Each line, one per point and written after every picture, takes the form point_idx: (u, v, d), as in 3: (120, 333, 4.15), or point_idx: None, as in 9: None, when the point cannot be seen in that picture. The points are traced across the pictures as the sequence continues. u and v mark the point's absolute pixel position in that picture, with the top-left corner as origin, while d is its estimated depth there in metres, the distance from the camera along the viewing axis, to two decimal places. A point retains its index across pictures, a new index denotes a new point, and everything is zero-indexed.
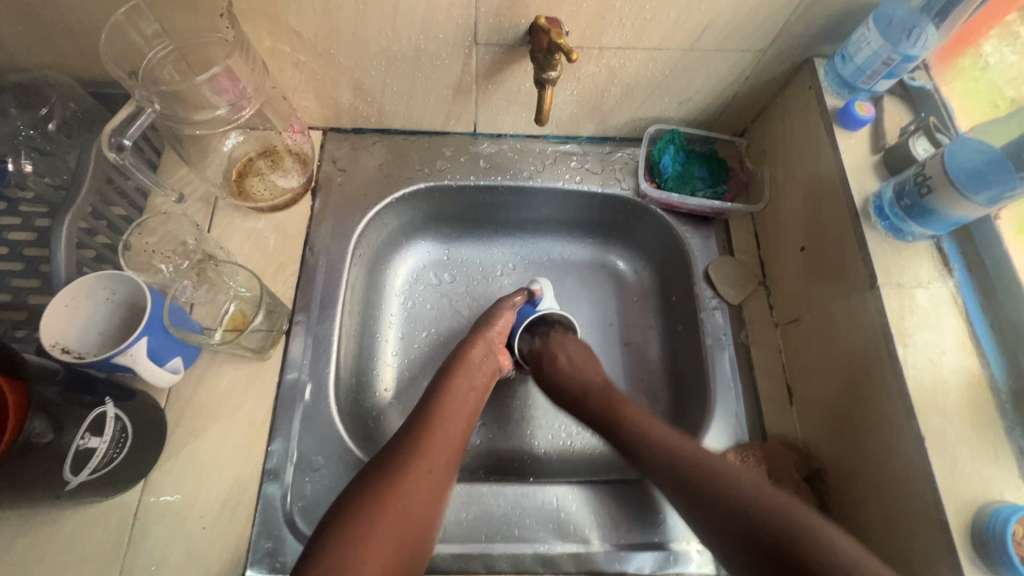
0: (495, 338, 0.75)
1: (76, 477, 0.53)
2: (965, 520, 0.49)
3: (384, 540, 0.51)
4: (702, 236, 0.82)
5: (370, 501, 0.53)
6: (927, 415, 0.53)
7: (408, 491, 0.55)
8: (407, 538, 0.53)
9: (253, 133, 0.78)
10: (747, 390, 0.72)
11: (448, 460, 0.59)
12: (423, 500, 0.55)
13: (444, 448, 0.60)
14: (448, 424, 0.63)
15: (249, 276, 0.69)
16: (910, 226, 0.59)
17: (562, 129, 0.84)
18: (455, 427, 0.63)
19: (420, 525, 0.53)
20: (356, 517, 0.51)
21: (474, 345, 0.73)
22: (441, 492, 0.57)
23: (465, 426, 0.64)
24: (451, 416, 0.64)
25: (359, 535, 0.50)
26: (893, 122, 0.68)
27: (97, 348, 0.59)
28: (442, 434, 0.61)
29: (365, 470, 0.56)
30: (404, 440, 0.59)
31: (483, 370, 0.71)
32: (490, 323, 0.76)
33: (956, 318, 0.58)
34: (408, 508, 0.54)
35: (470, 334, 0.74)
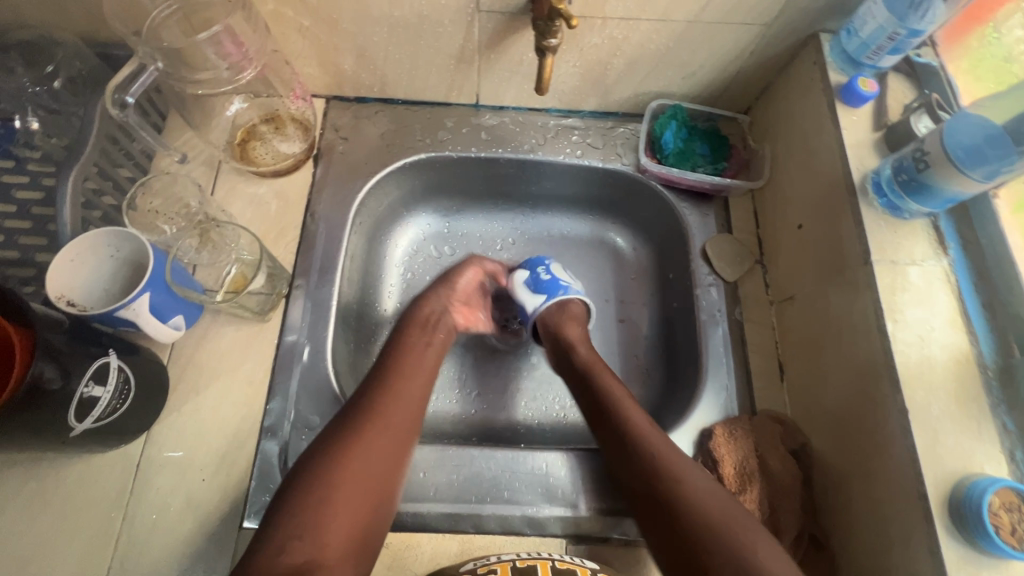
0: (459, 291, 0.77)
1: (80, 423, 0.55)
2: (943, 491, 0.50)
3: (347, 497, 0.52)
4: (701, 213, 0.82)
5: (331, 455, 0.54)
6: (913, 389, 0.54)
7: (370, 449, 0.55)
8: (371, 495, 0.54)
9: (256, 100, 0.80)
10: (739, 365, 0.73)
11: (407, 418, 0.60)
12: (383, 457, 0.56)
13: (403, 406, 0.61)
14: (403, 382, 0.63)
15: (251, 240, 0.70)
16: (907, 203, 0.59)
17: (564, 102, 0.84)
18: (414, 384, 0.64)
19: (379, 483, 0.54)
20: (319, 472, 0.52)
21: (428, 302, 0.74)
22: (402, 452, 0.58)
23: (424, 381, 0.65)
24: (410, 374, 0.64)
25: (324, 492, 0.51)
26: (897, 100, 0.67)
27: (103, 303, 0.60)
28: (401, 394, 0.62)
29: (328, 430, 0.57)
30: (364, 399, 0.60)
31: (440, 326, 0.73)
32: (453, 278, 0.77)
33: (948, 296, 0.58)
34: (369, 464, 0.55)
35: (431, 290, 0.75)
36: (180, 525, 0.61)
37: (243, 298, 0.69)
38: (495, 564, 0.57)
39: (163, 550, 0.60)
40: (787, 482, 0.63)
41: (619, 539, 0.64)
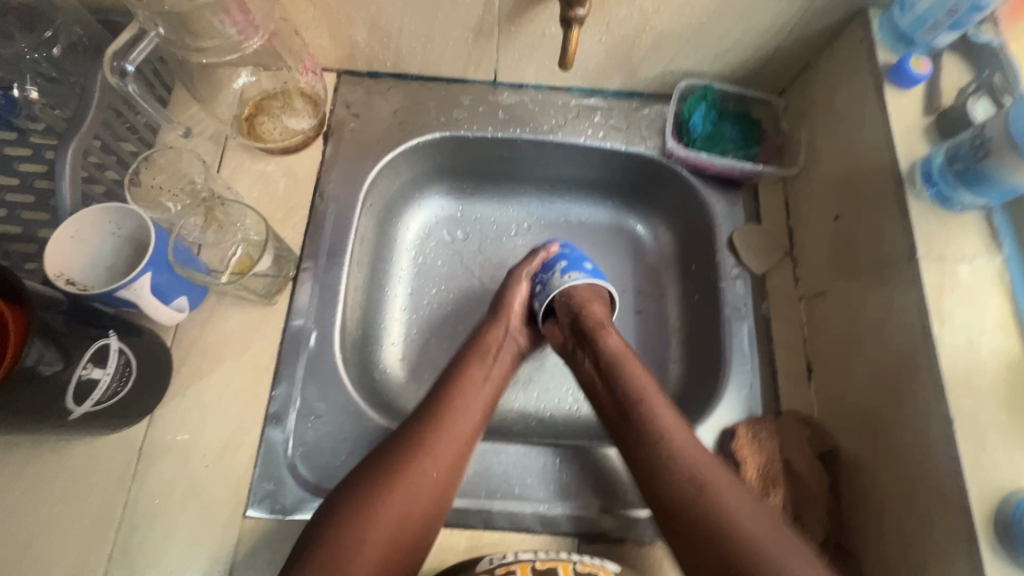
0: (514, 313, 0.74)
1: (78, 407, 0.53)
2: (988, 506, 0.47)
3: (378, 544, 0.52)
4: (729, 201, 0.77)
5: (363, 496, 0.54)
6: (959, 396, 0.50)
7: (408, 493, 0.55)
8: (402, 543, 0.53)
9: (266, 72, 0.76)
10: (765, 363, 0.70)
11: (454, 457, 0.59)
12: (422, 500, 0.55)
13: (452, 444, 0.59)
14: (460, 420, 0.61)
15: (258, 219, 0.67)
16: (960, 195, 0.54)
17: (586, 81, 0.80)
18: (469, 419, 0.62)
19: (416, 527, 0.54)
20: (352, 514, 0.53)
21: (498, 323, 0.73)
22: (446, 492, 0.57)
23: (479, 415, 0.63)
24: (463, 407, 0.62)
25: (355, 538, 0.52)
26: (950, 83, 0.62)
27: (105, 282, 0.58)
28: (453, 431, 0.60)
29: (373, 460, 0.57)
30: (413, 434, 0.59)
31: (502, 357, 0.70)
32: (512, 298, 0.75)
33: (1000, 296, 0.54)
34: (401, 509, 0.54)
35: (490, 317, 0.73)
36: (183, 511, 0.60)
37: (249, 280, 0.66)
38: (514, 564, 0.54)
39: (166, 537, 0.59)
40: (813, 489, 0.60)
41: (633, 540, 0.61)
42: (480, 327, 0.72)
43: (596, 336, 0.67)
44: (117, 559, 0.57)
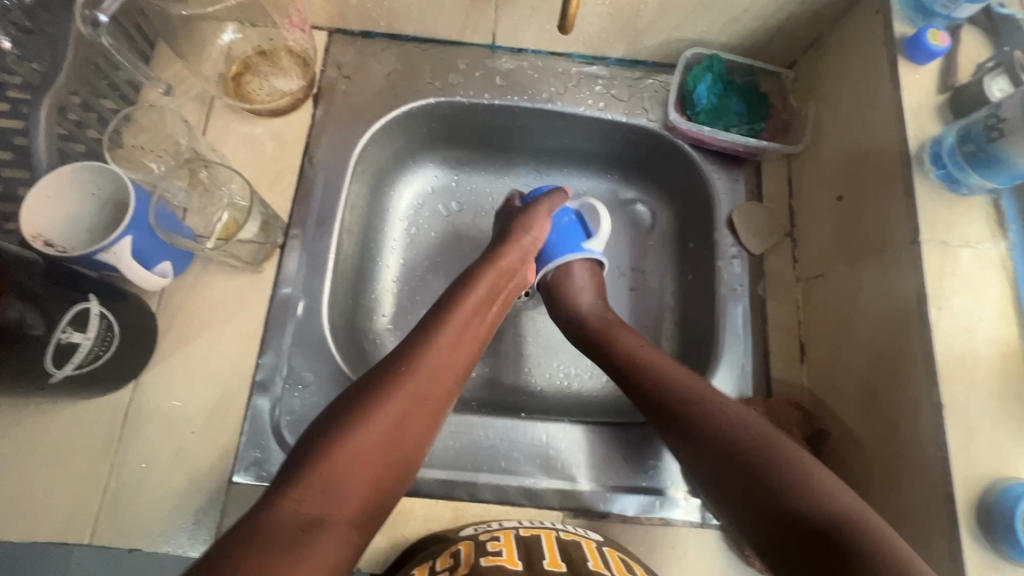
0: (530, 244, 0.70)
1: (60, 370, 0.52)
2: (972, 493, 0.47)
3: (376, 451, 0.49)
4: (730, 178, 0.75)
5: (360, 412, 0.50)
6: (951, 383, 0.49)
7: (404, 412, 0.52)
8: (397, 460, 0.50)
9: (251, 28, 0.72)
10: (758, 344, 0.69)
11: (448, 383, 0.56)
12: (418, 421, 0.52)
13: (447, 370, 0.56)
14: (454, 347, 0.58)
15: (245, 184, 0.65)
16: (969, 177, 0.53)
17: (589, 47, 0.76)
18: (461, 351, 0.59)
19: (405, 453, 0.51)
20: (351, 422, 0.49)
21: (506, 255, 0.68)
22: (435, 416, 0.54)
23: (471, 347, 0.60)
24: (460, 335, 0.59)
25: (351, 443, 0.48)
26: (967, 58, 0.59)
27: (84, 244, 0.56)
28: (445, 356, 0.57)
29: (367, 377, 0.53)
30: (408, 352, 0.56)
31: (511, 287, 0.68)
32: (525, 229, 0.70)
33: (1001, 284, 0.52)
34: (397, 426, 0.50)
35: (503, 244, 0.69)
36: (169, 477, 0.60)
37: (235, 246, 0.65)
38: (498, 531, 0.54)
39: (152, 501, 0.59)
40: None
41: (617, 515, 0.62)
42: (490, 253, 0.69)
43: (573, 298, 0.72)
44: (103, 521, 0.58)
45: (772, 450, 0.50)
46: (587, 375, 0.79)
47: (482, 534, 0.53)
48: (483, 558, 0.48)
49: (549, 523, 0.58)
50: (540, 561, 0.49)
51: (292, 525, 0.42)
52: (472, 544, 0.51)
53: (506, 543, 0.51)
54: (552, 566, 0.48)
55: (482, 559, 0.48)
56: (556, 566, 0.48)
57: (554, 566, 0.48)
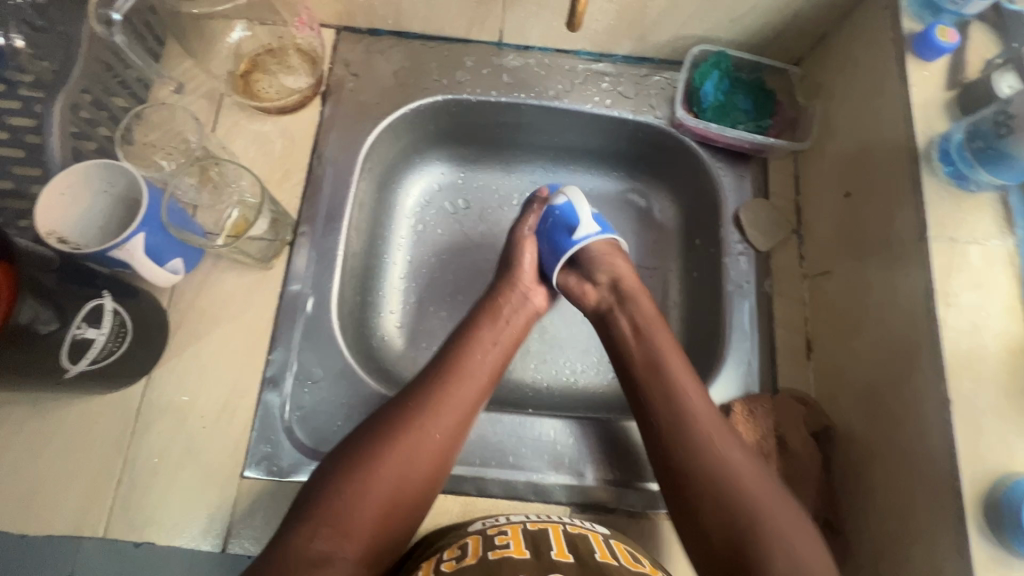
0: (529, 274, 0.70)
1: (74, 365, 0.53)
2: (979, 489, 0.47)
3: (384, 491, 0.50)
4: (737, 175, 0.75)
5: (370, 451, 0.51)
6: (959, 379, 0.50)
7: (412, 447, 0.52)
8: (404, 498, 0.51)
9: (261, 27, 0.73)
10: (764, 340, 0.69)
11: (459, 420, 0.56)
12: (427, 458, 0.53)
13: (457, 405, 0.56)
14: (466, 381, 0.59)
15: (253, 181, 0.66)
16: (978, 173, 0.53)
17: (596, 44, 0.77)
18: (474, 386, 0.59)
19: (412, 492, 0.51)
20: (361, 461, 0.50)
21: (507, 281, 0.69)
22: (447, 455, 0.54)
23: (484, 381, 0.60)
24: (472, 370, 0.60)
25: (361, 483, 0.49)
26: (976, 54, 0.59)
27: (99, 241, 0.57)
28: (457, 392, 0.57)
29: (380, 414, 0.55)
30: (421, 390, 0.57)
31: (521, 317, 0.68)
32: (524, 254, 0.70)
33: (1009, 280, 0.53)
34: (405, 464, 0.51)
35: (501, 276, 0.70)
36: (182, 471, 0.61)
37: (245, 243, 0.65)
38: (505, 525, 0.54)
39: (165, 495, 0.60)
40: (806, 466, 0.60)
41: (624, 511, 0.62)
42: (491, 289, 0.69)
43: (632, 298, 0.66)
44: (117, 516, 0.58)
45: (736, 503, 0.49)
46: (593, 372, 0.79)
47: (490, 528, 0.54)
48: (491, 551, 0.49)
49: (556, 517, 0.58)
50: (547, 552, 0.49)
51: (305, 561, 0.44)
52: (480, 538, 0.52)
53: (514, 536, 0.52)
54: (559, 556, 0.49)
55: (489, 551, 0.49)
56: (563, 557, 0.48)
57: (561, 556, 0.48)
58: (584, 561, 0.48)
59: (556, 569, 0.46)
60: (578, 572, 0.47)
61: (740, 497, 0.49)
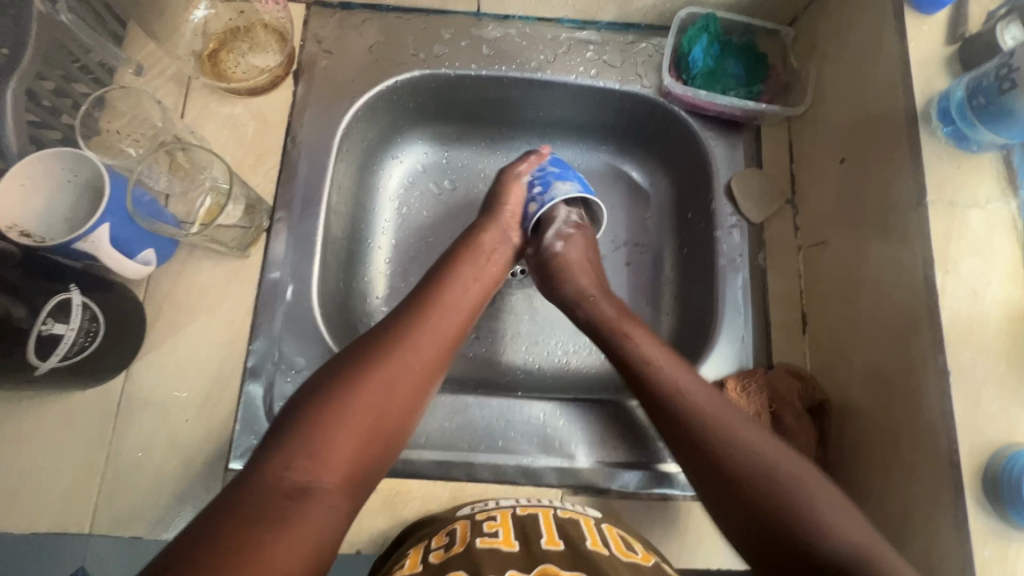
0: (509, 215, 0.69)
1: (44, 362, 0.51)
2: (978, 462, 0.46)
3: (360, 422, 0.46)
4: (728, 144, 0.72)
5: (343, 385, 0.47)
6: (958, 349, 0.48)
7: (389, 379, 0.49)
8: (380, 432, 0.48)
9: (223, 4, 0.71)
10: (758, 315, 0.67)
11: (436, 351, 0.54)
12: (405, 390, 0.50)
13: (436, 339, 0.54)
14: (443, 313, 0.57)
15: (225, 168, 0.64)
16: (979, 133, 0.50)
17: (578, 10, 0.73)
18: (450, 319, 0.57)
19: (391, 423, 0.48)
20: (336, 388, 0.47)
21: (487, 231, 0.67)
22: (425, 385, 0.52)
23: (463, 317, 0.58)
24: (450, 304, 0.58)
25: (332, 419, 0.45)
26: (979, 5, 0.55)
27: (65, 231, 0.55)
28: (435, 324, 0.55)
29: (349, 351, 0.51)
30: (393, 323, 0.54)
31: (494, 261, 0.65)
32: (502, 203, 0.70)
33: (1012, 245, 0.50)
34: (382, 395, 0.48)
35: (484, 218, 0.69)
36: (165, 466, 0.60)
37: (218, 231, 0.63)
38: (494, 510, 0.53)
39: (150, 490, 0.59)
40: (800, 442, 0.59)
41: (617, 492, 0.61)
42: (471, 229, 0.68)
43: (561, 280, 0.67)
44: (102, 511, 0.58)
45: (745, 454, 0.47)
46: (585, 352, 0.77)
47: (478, 514, 0.53)
48: (479, 537, 0.48)
49: (547, 500, 0.57)
50: (538, 540, 0.48)
51: (279, 492, 0.41)
52: (469, 524, 0.51)
53: (503, 523, 0.50)
54: (549, 545, 0.47)
55: (477, 539, 0.48)
56: (554, 545, 0.47)
57: (551, 545, 0.47)
58: (575, 550, 0.47)
59: (546, 559, 0.45)
60: (570, 560, 0.45)
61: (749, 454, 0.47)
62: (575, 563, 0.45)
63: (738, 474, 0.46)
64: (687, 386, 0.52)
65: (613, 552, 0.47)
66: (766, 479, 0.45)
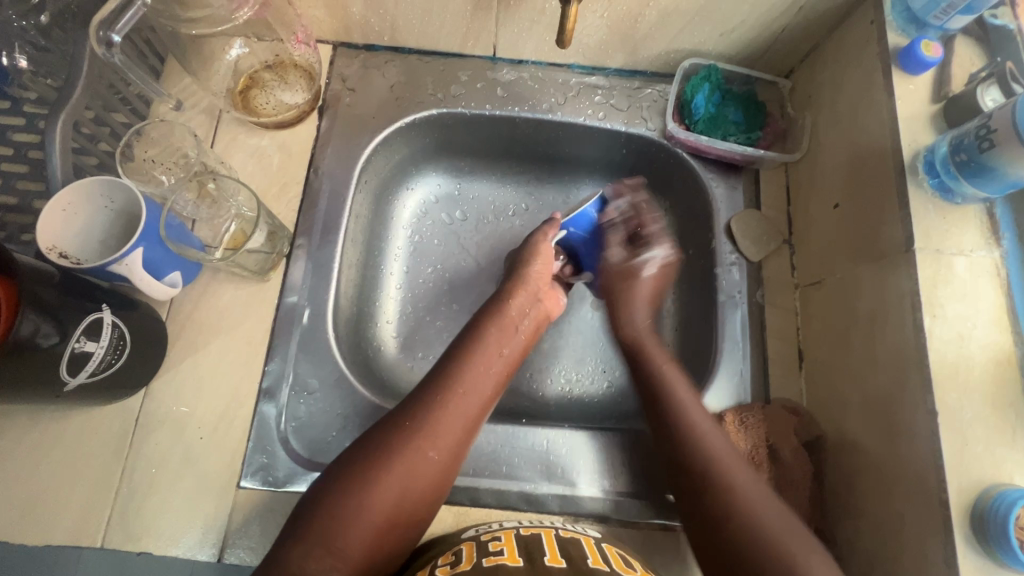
0: (538, 277, 0.70)
1: (73, 378, 0.54)
2: (966, 501, 0.47)
3: (380, 513, 0.48)
4: (728, 186, 0.76)
5: (369, 469, 0.49)
6: (945, 391, 0.50)
7: (412, 468, 0.50)
8: (400, 519, 0.49)
9: (258, 44, 0.74)
10: (756, 350, 0.70)
11: (457, 436, 0.54)
12: (424, 479, 0.51)
13: (458, 422, 0.54)
14: (466, 396, 0.56)
15: (249, 195, 0.66)
16: (962, 186, 0.53)
17: (588, 58, 0.78)
18: (473, 399, 0.57)
19: (408, 514, 0.50)
20: (359, 474, 0.49)
21: (517, 292, 0.68)
22: (445, 472, 0.53)
23: (486, 395, 0.58)
24: (475, 380, 0.58)
25: (352, 508, 0.47)
26: (961, 68, 0.60)
27: (97, 256, 0.59)
28: (459, 406, 0.55)
29: (381, 426, 0.53)
30: (418, 405, 0.54)
31: (520, 331, 0.65)
32: (530, 262, 0.71)
33: (995, 291, 0.53)
34: (403, 484, 0.50)
35: (506, 285, 0.69)
36: (179, 482, 0.61)
37: (242, 256, 0.66)
38: (499, 532, 0.55)
39: (162, 506, 0.60)
40: (795, 475, 0.60)
41: (617, 520, 0.62)
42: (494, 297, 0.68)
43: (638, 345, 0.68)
44: (115, 525, 0.59)
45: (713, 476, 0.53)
46: (588, 381, 0.80)
47: (484, 535, 0.54)
48: (485, 558, 0.49)
49: (550, 522, 0.59)
50: (540, 557, 0.49)
51: None
52: (475, 545, 0.52)
53: (507, 542, 0.52)
54: (552, 561, 0.49)
55: (483, 558, 0.49)
56: (556, 562, 0.48)
57: (554, 561, 0.48)
58: (577, 567, 0.48)
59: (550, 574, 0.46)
60: None
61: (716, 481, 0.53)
62: None
63: (706, 491, 0.52)
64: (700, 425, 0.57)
65: (613, 569, 0.49)
66: (716, 502, 0.51)
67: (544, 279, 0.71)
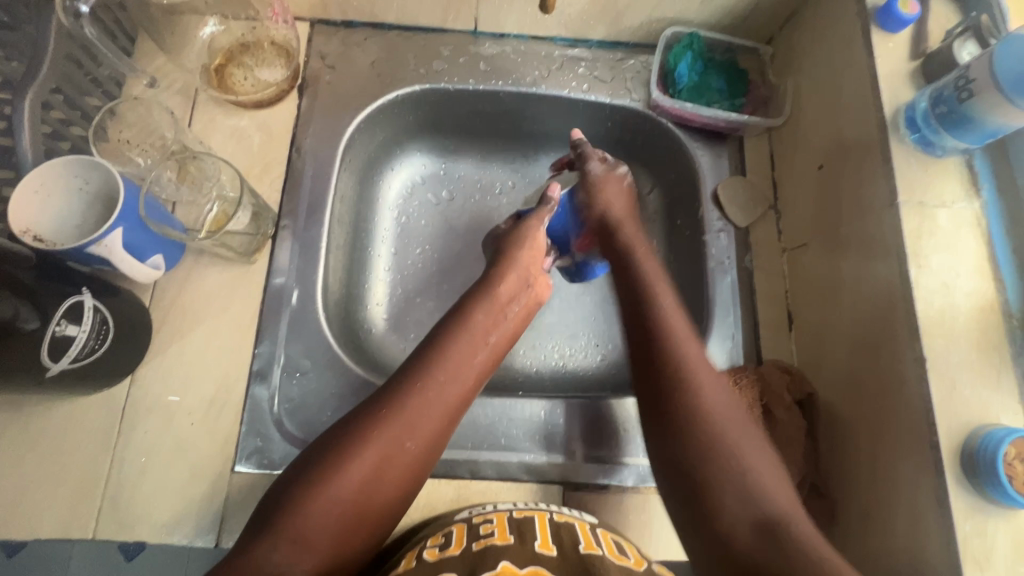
0: (527, 262, 0.68)
1: (56, 364, 0.52)
2: (956, 443, 0.49)
3: (348, 503, 0.47)
4: (714, 154, 0.77)
5: (343, 453, 0.48)
6: (933, 337, 0.51)
7: (384, 455, 0.49)
8: (372, 509, 0.48)
9: (233, 22, 0.73)
10: (746, 315, 0.71)
11: (435, 427, 0.52)
12: (398, 470, 0.49)
13: (435, 412, 0.53)
14: (447, 385, 0.54)
15: (233, 174, 0.66)
16: (943, 139, 0.54)
17: (570, 29, 0.77)
18: (454, 390, 0.55)
19: (377, 504, 0.48)
20: (330, 461, 0.47)
21: (509, 274, 0.66)
22: (422, 461, 0.51)
23: (468, 385, 0.56)
24: (457, 367, 0.56)
25: (323, 498, 0.46)
26: (938, 25, 0.61)
27: (76, 237, 0.55)
28: (438, 395, 0.53)
29: (355, 413, 0.52)
30: (396, 390, 0.53)
31: (510, 316, 0.64)
32: (520, 247, 0.69)
33: (977, 242, 0.54)
34: (376, 470, 0.48)
35: (499, 266, 0.67)
36: (171, 469, 0.60)
37: (226, 238, 0.65)
38: (491, 513, 0.54)
39: (155, 495, 0.59)
40: (789, 432, 0.61)
41: (616, 487, 0.63)
42: (486, 281, 0.66)
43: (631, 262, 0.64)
44: (106, 516, 0.58)
45: (716, 442, 0.49)
46: (581, 355, 0.80)
47: (476, 517, 0.54)
48: (475, 541, 0.49)
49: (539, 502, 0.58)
50: (531, 540, 0.49)
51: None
52: (465, 527, 0.52)
53: (498, 525, 0.51)
54: (542, 546, 0.48)
55: (473, 542, 0.48)
56: (547, 546, 0.48)
57: (544, 546, 0.48)
58: (566, 554, 0.47)
59: (539, 559, 0.46)
60: (562, 566, 0.46)
61: (705, 434, 0.49)
62: (569, 570, 0.45)
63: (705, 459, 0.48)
64: (707, 398, 0.51)
65: (605, 553, 0.48)
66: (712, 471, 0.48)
67: (536, 263, 0.69)
